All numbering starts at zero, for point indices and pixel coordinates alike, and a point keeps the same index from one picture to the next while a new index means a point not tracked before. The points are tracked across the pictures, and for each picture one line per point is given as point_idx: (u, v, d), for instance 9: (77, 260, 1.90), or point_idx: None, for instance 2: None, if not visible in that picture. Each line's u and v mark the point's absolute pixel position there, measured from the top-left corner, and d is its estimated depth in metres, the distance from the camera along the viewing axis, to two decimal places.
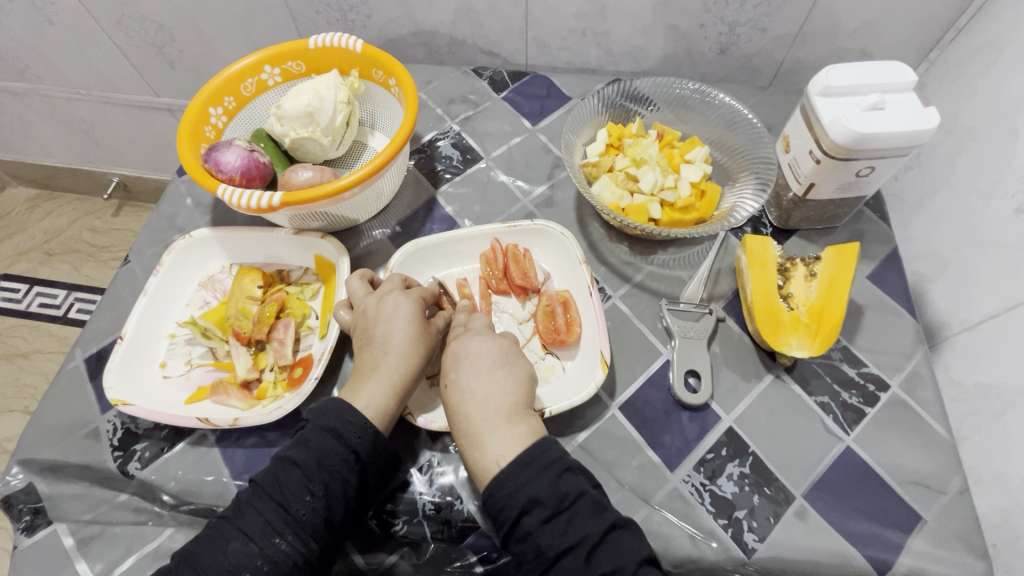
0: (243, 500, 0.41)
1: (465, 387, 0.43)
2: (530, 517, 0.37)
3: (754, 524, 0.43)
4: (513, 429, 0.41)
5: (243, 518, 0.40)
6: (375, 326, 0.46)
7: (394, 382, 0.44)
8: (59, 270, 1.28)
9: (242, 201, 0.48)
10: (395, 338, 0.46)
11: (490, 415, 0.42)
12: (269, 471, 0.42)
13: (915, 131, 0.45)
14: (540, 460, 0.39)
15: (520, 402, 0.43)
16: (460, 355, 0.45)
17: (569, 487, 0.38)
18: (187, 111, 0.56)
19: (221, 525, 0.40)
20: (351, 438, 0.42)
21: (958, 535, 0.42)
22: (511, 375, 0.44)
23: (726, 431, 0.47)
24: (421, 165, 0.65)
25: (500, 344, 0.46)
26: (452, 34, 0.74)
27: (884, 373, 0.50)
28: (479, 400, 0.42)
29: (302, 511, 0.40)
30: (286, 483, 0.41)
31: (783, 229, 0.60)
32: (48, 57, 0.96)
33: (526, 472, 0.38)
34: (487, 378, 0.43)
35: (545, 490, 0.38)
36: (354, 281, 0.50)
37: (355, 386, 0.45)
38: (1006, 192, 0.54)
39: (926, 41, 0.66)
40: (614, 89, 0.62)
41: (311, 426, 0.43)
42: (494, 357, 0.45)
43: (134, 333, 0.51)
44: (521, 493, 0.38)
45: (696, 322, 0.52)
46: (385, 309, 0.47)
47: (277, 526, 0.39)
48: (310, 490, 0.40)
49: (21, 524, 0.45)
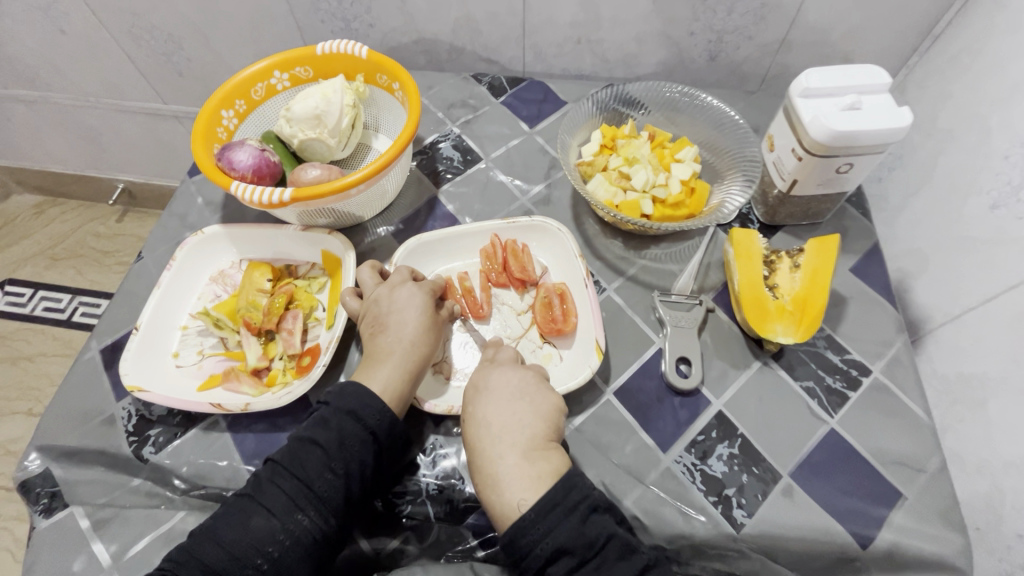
0: (263, 478, 0.43)
1: (483, 420, 0.45)
2: (556, 566, 0.38)
3: (743, 501, 0.45)
4: (531, 467, 0.42)
5: (264, 495, 0.42)
6: (388, 316, 0.49)
7: (407, 367, 0.47)
8: (64, 275, 1.30)
9: (254, 197, 0.51)
10: (407, 326, 0.49)
11: (508, 452, 0.42)
12: (289, 451, 0.44)
13: (889, 129, 0.47)
14: (564, 503, 0.39)
15: (540, 437, 0.44)
16: (479, 389, 0.47)
17: (596, 532, 0.38)
18: (200, 113, 0.58)
19: (242, 502, 0.42)
20: (370, 419, 0.44)
21: (938, 511, 0.45)
22: (532, 408, 0.45)
23: (716, 414, 0.49)
24: (423, 166, 0.68)
25: (520, 377, 0.47)
26: (452, 41, 0.77)
27: (867, 360, 0.52)
28: (498, 436, 0.44)
29: (324, 489, 0.42)
30: (307, 462, 0.43)
31: (769, 225, 0.62)
32: (59, 66, 0.99)
33: (550, 517, 0.39)
34: (506, 412, 0.45)
35: (570, 538, 0.38)
36: (365, 272, 0.53)
37: (369, 372, 0.47)
38: (982, 189, 0.56)
39: (905, 47, 0.70)
40: (607, 94, 0.65)
41: (330, 408, 0.45)
42: (513, 390, 0.46)
43: (148, 324, 0.53)
44: (545, 542, 0.38)
45: (687, 312, 0.54)
46: (398, 299, 0.50)
47: (298, 502, 0.41)
48: (332, 469, 0.42)
49: (39, 507, 0.47)
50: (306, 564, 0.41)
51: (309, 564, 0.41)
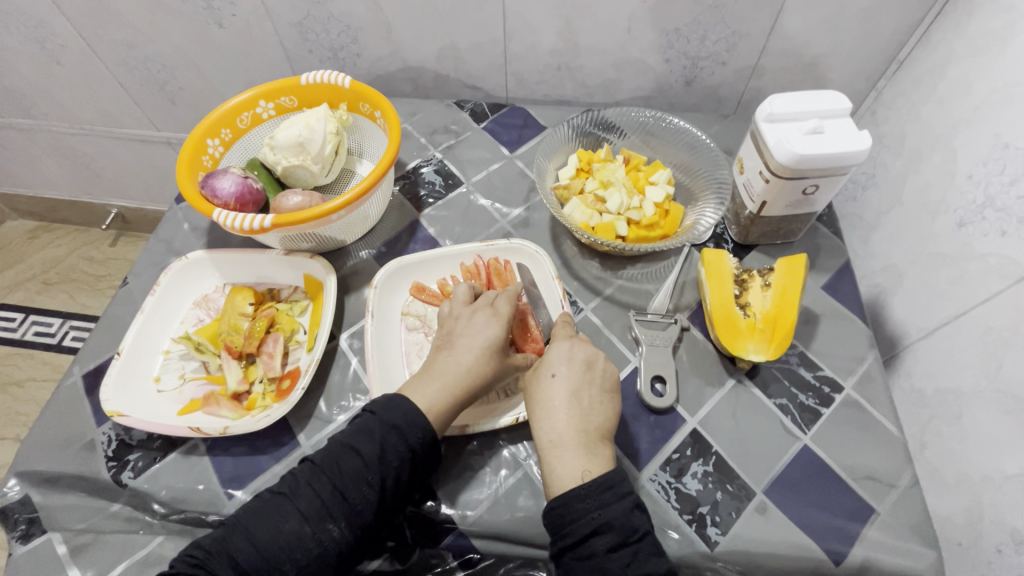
0: (301, 479, 0.43)
1: (574, 393, 0.45)
2: (599, 539, 0.39)
3: (717, 518, 0.45)
4: (602, 452, 0.43)
5: (300, 497, 0.42)
6: (460, 337, 0.49)
7: (456, 390, 0.46)
8: (56, 299, 1.31)
9: (235, 223, 0.52)
10: (470, 352, 0.48)
11: (589, 432, 0.44)
12: (330, 455, 0.44)
13: (850, 152, 0.49)
14: (619, 488, 0.41)
15: (611, 427, 0.45)
16: (572, 363, 0.47)
17: (639, 523, 0.40)
18: (186, 143, 0.60)
19: (276, 500, 0.42)
20: (413, 438, 0.44)
21: (911, 526, 0.45)
22: (613, 404, 0.46)
23: (690, 432, 0.50)
24: (405, 191, 0.70)
25: (612, 369, 0.48)
26: (437, 69, 0.80)
27: (839, 376, 0.53)
28: (583, 415, 0.45)
29: (358, 500, 0.42)
30: (346, 470, 0.43)
31: (743, 244, 0.64)
32: (55, 95, 1.01)
33: (603, 495, 0.40)
34: (597, 397, 0.45)
35: (619, 518, 0.40)
36: (462, 288, 0.53)
37: (417, 385, 0.47)
38: (949, 208, 0.58)
39: (873, 72, 0.72)
40: (584, 119, 0.67)
41: (376, 418, 0.45)
42: (607, 380, 0.47)
43: (130, 350, 0.54)
44: (597, 513, 0.40)
45: (662, 331, 0.55)
46: (474, 324, 0.49)
47: (332, 511, 0.41)
48: (369, 481, 0.42)
49: (17, 533, 0.47)
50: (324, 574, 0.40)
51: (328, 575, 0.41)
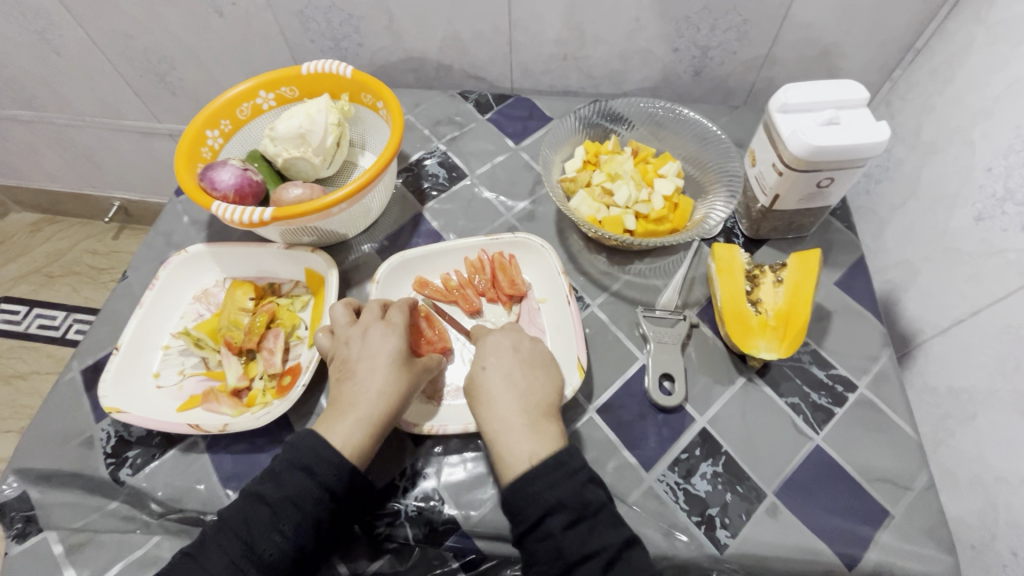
0: (209, 536, 0.41)
1: (506, 376, 0.45)
2: (553, 520, 0.38)
3: (727, 521, 0.44)
4: (547, 426, 0.43)
5: (206, 555, 0.40)
6: (358, 361, 0.47)
7: (372, 417, 0.44)
8: (59, 292, 1.31)
9: (234, 217, 0.51)
10: (374, 374, 0.46)
11: (530, 409, 0.44)
12: (238, 507, 0.42)
13: (867, 143, 0.47)
14: (569, 465, 0.40)
15: (554, 403, 0.45)
16: (501, 348, 0.48)
17: (592, 497, 0.39)
18: (185, 134, 0.59)
19: (184, 562, 0.40)
20: (325, 475, 0.42)
21: (926, 529, 0.44)
22: (549, 378, 0.46)
23: (699, 432, 0.49)
24: (408, 184, 0.68)
25: (541, 347, 0.49)
26: (440, 59, 0.78)
27: (852, 375, 0.52)
28: (520, 394, 0.44)
29: (268, 552, 0.40)
30: (254, 521, 0.40)
31: (754, 239, 0.62)
32: (55, 86, 1.00)
33: (553, 473, 0.39)
34: (530, 374, 0.46)
35: (570, 495, 0.39)
36: (339, 309, 0.51)
37: (329, 424, 0.44)
38: (967, 201, 0.56)
39: (888, 61, 0.70)
40: (591, 110, 0.66)
41: (282, 460, 0.43)
42: (536, 358, 0.47)
43: (129, 345, 0.53)
44: (548, 493, 0.39)
45: (671, 328, 0.54)
46: (370, 342, 0.48)
47: (241, 566, 0.39)
48: (279, 530, 0.40)
49: (13, 532, 0.46)
50: None
51: None
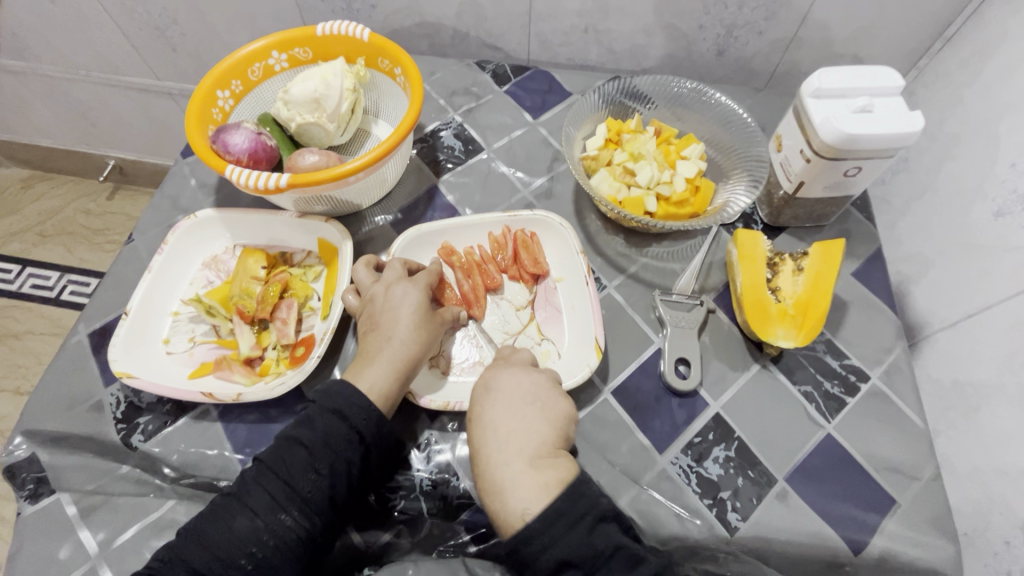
0: (248, 478, 0.42)
1: (491, 424, 0.43)
2: None
3: (738, 504, 0.45)
4: (536, 474, 0.40)
5: (247, 495, 0.41)
6: (381, 314, 0.48)
7: (396, 365, 0.45)
8: (53, 252, 1.28)
9: (249, 181, 0.49)
10: (398, 325, 0.47)
11: (514, 458, 0.41)
12: (275, 450, 0.42)
13: (900, 133, 0.47)
14: (569, 514, 0.37)
15: (550, 445, 0.42)
16: (489, 388, 0.46)
17: (603, 543, 0.36)
18: (195, 93, 0.56)
19: (226, 501, 0.41)
20: (356, 419, 0.43)
21: (930, 518, 0.45)
22: (538, 414, 0.44)
23: (713, 416, 0.49)
24: (423, 155, 0.67)
25: (535, 380, 0.46)
26: (456, 26, 0.75)
27: (865, 366, 0.52)
28: (505, 441, 0.42)
29: (308, 490, 0.41)
30: (291, 462, 0.41)
31: (774, 226, 0.62)
32: (48, 37, 0.96)
33: (555, 528, 0.36)
34: (515, 415, 0.43)
35: (575, 549, 0.36)
36: (360, 268, 0.52)
37: (357, 369, 0.46)
38: (986, 196, 0.56)
39: (916, 49, 0.68)
40: (614, 86, 0.64)
41: (316, 406, 0.44)
42: (524, 394, 0.45)
43: (138, 310, 0.52)
44: (549, 552, 0.36)
45: (687, 313, 0.54)
46: (392, 297, 0.48)
47: (282, 502, 0.40)
48: (316, 469, 0.41)
49: (24, 493, 0.46)
50: (291, 563, 0.40)
51: (293, 563, 0.40)
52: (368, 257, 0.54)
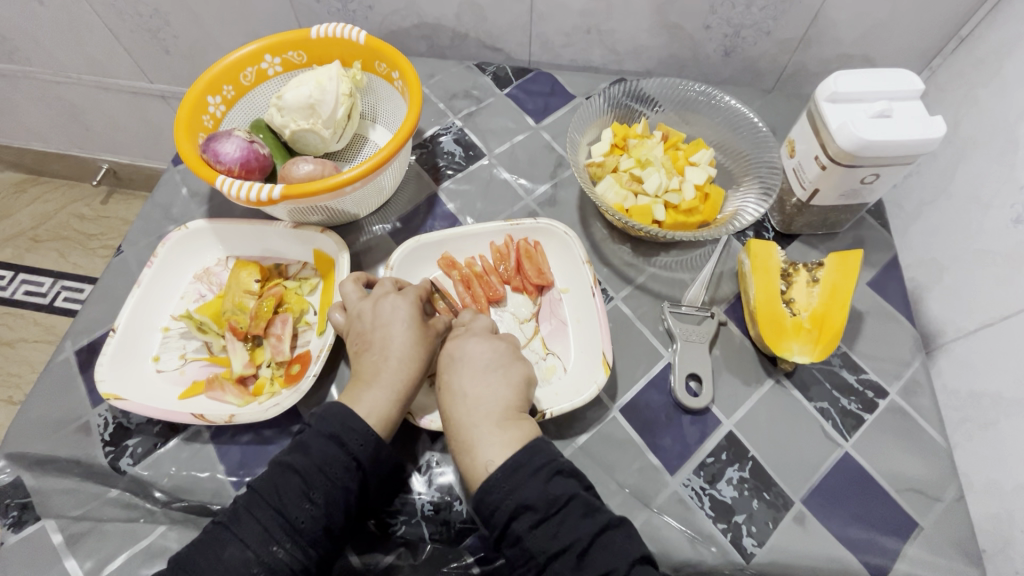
0: (239, 506, 0.40)
1: (459, 390, 0.42)
2: (519, 521, 0.37)
3: (753, 529, 0.43)
4: (503, 433, 0.40)
5: (238, 524, 0.39)
6: (373, 333, 0.45)
7: (395, 386, 0.43)
8: (46, 258, 1.26)
9: (240, 193, 0.47)
10: (392, 343, 0.45)
11: (481, 420, 0.41)
12: (267, 477, 0.41)
13: (921, 140, 0.45)
14: (529, 464, 0.38)
15: (516, 406, 0.42)
16: (455, 357, 0.44)
17: (559, 491, 0.37)
18: (184, 99, 0.54)
19: (217, 531, 0.39)
20: (353, 445, 0.41)
21: (953, 542, 0.43)
22: (502, 379, 0.43)
23: (726, 435, 0.47)
24: (422, 161, 0.65)
25: (500, 347, 0.45)
26: (455, 27, 0.73)
27: (883, 380, 0.50)
28: (471, 404, 0.41)
29: (302, 519, 0.39)
30: (285, 490, 0.40)
31: (785, 234, 0.60)
32: (36, 39, 0.94)
33: (513, 478, 0.37)
34: (481, 380, 0.42)
35: (535, 494, 0.37)
36: (348, 285, 0.49)
37: (355, 393, 0.43)
38: (1006, 202, 0.54)
39: (929, 49, 0.66)
40: (619, 89, 0.62)
41: (311, 430, 0.42)
42: (489, 359, 0.44)
43: (126, 327, 0.50)
44: (509, 498, 0.37)
45: (697, 326, 0.52)
46: (383, 313, 0.46)
47: (274, 533, 0.38)
48: (311, 497, 0.39)
49: (8, 520, 0.44)
50: None
51: None
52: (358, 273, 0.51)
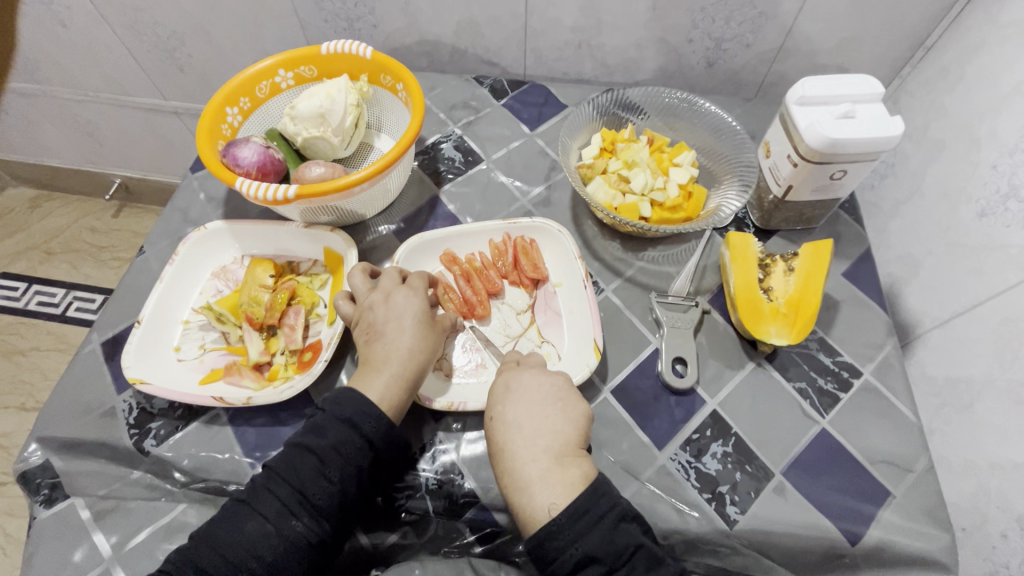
0: (259, 484, 0.43)
1: (515, 425, 0.44)
2: (585, 573, 0.38)
3: (736, 498, 0.46)
4: (563, 473, 0.41)
5: (259, 500, 0.42)
6: (385, 324, 0.49)
7: (404, 374, 0.47)
8: (59, 269, 1.30)
9: (258, 193, 0.51)
10: (404, 334, 0.48)
11: (540, 457, 0.42)
12: (284, 457, 0.44)
13: (882, 137, 0.49)
14: (594, 511, 0.39)
15: (573, 444, 0.44)
16: (511, 392, 0.47)
17: (625, 542, 0.38)
18: (205, 110, 0.59)
19: (238, 508, 0.42)
20: (367, 427, 0.44)
21: (925, 509, 0.46)
22: (561, 415, 0.45)
23: (710, 413, 0.50)
24: (424, 166, 0.69)
25: (561, 384, 0.47)
26: (455, 44, 0.78)
27: (857, 362, 0.54)
28: (529, 441, 0.43)
29: (319, 496, 0.42)
30: (303, 468, 0.43)
31: (764, 229, 0.64)
32: (59, 60, 0.99)
33: (578, 525, 0.38)
34: (539, 416, 0.44)
35: (602, 546, 0.38)
36: (356, 277, 0.53)
37: (366, 379, 0.47)
38: (970, 197, 0.57)
39: (898, 58, 0.71)
40: (608, 98, 0.66)
41: (326, 414, 0.45)
42: (546, 394, 0.46)
43: (151, 318, 0.53)
44: (575, 548, 0.38)
45: (683, 314, 0.55)
46: (394, 305, 0.50)
47: (293, 508, 0.41)
48: (327, 475, 0.42)
49: (39, 498, 0.47)
50: (300, 567, 0.41)
51: (303, 567, 0.41)
52: (364, 265, 0.55)
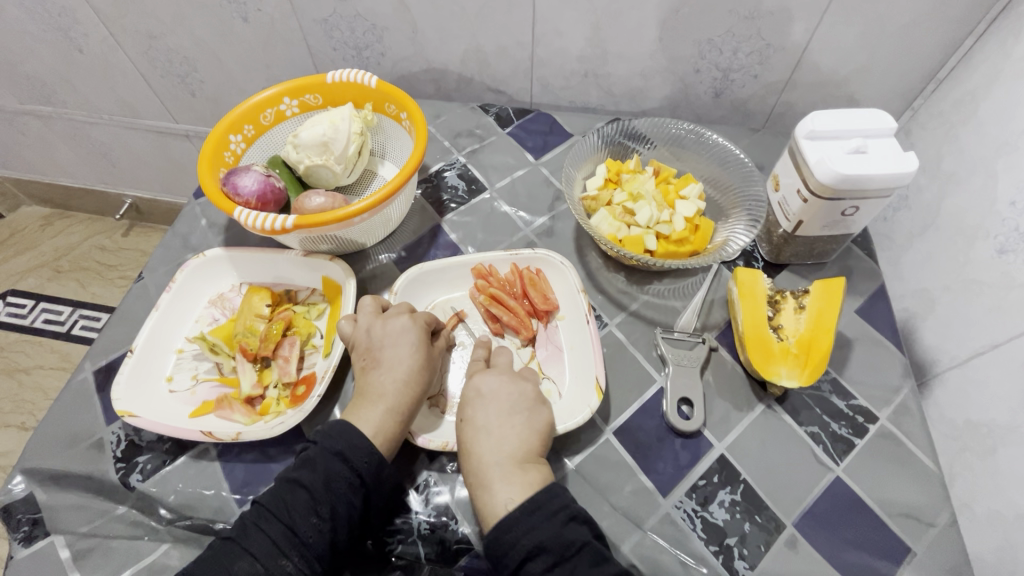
0: (248, 521, 0.41)
1: (482, 426, 0.44)
2: (534, 563, 0.38)
3: (744, 551, 0.44)
4: (522, 476, 0.42)
5: (248, 538, 0.40)
6: (382, 350, 0.48)
7: (399, 408, 0.46)
8: (66, 287, 1.30)
9: (257, 223, 0.51)
10: (399, 364, 0.47)
11: (503, 460, 0.43)
12: (275, 492, 0.42)
13: (896, 174, 0.47)
14: (547, 507, 0.40)
15: (535, 449, 0.44)
16: (481, 392, 0.46)
17: (575, 535, 0.39)
18: (208, 138, 0.59)
19: (225, 545, 0.40)
20: (357, 461, 0.43)
21: (945, 567, 0.43)
22: (528, 422, 0.45)
23: (718, 458, 0.48)
24: (427, 195, 0.68)
25: (526, 390, 0.47)
26: (461, 71, 0.78)
27: (872, 406, 0.51)
28: (495, 441, 0.43)
29: (309, 534, 0.40)
30: (294, 505, 0.41)
31: (774, 263, 0.62)
32: (73, 83, 1.01)
33: (531, 518, 0.39)
34: (506, 421, 0.44)
35: (551, 537, 0.39)
36: (366, 302, 0.52)
37: (361, 411, 0.46)
38: (988, 234, 0.55)
39: (909, 90, 0.70)
40: (613, 128, 0.65)
41: (318, 447, 0.44)
42: (514, 401, 0.46)
43: (144, 347, 0.53)
44: (527, 539, 0.39)
45: (689, 351, 0.53)
46: (391, 332, 0.49)
47: (283, 547, 0.40)
48: (318, 512, 0.41)
49: (19, 535, 0.45)
50: None
51: None
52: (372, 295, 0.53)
